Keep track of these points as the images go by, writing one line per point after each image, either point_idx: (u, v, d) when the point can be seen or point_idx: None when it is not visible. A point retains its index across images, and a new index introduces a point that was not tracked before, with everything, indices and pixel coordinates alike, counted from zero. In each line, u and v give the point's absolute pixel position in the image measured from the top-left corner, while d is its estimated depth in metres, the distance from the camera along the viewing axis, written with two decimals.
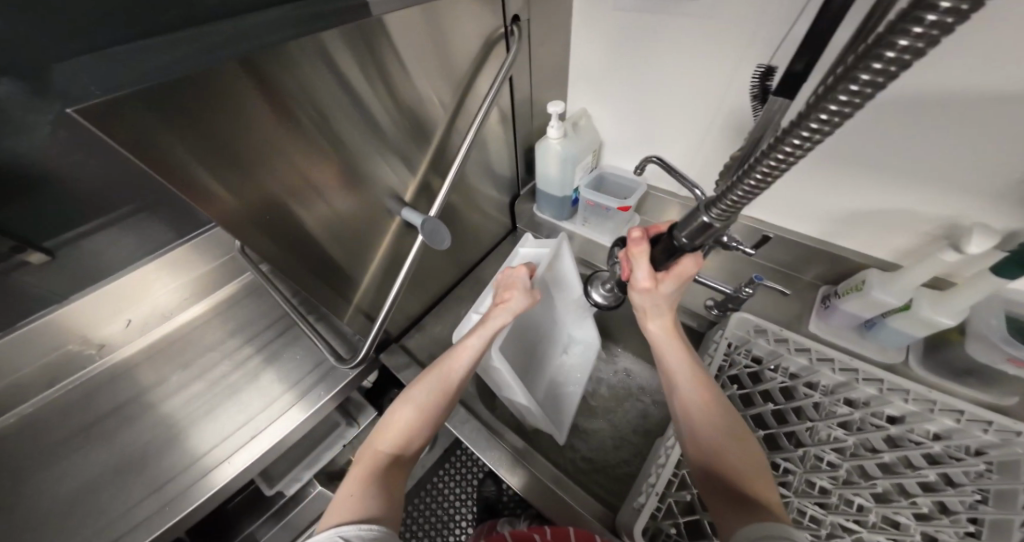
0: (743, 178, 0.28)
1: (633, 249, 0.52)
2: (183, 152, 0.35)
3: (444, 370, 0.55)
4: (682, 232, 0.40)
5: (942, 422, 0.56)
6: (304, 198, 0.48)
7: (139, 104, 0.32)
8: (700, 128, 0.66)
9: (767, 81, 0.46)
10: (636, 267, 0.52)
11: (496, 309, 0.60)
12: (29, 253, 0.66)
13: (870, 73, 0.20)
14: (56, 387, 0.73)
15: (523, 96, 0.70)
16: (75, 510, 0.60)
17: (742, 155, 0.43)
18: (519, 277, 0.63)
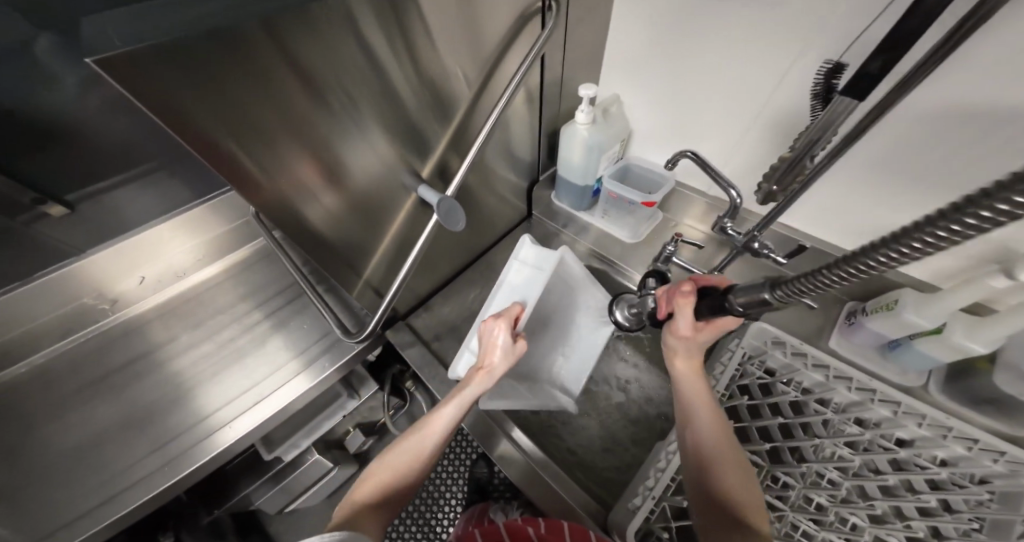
0: (829, 271, 0.27)
1: (679, 298, 0.49)
2: (202, 109, 0.34)
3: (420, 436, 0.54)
4: (739, 297, 0.36)
5: (952, 449, 0.53)
6: (305, 187, 0.46)
7: (152, 56, 0.29)
8: (739, 125, 0.63)
9: (834, 79, 0.40)
10: (679, 316, 0.50)
11: (476, 375, 0.55)
12: (50, 206, 0.66)
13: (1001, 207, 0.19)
14: (69, 339, 0.74)
15: (554, 77, 0.67)
16: (83, 459, 0.62)
17: (795, 157, 0.41)
18: (498, 335, 0.56)
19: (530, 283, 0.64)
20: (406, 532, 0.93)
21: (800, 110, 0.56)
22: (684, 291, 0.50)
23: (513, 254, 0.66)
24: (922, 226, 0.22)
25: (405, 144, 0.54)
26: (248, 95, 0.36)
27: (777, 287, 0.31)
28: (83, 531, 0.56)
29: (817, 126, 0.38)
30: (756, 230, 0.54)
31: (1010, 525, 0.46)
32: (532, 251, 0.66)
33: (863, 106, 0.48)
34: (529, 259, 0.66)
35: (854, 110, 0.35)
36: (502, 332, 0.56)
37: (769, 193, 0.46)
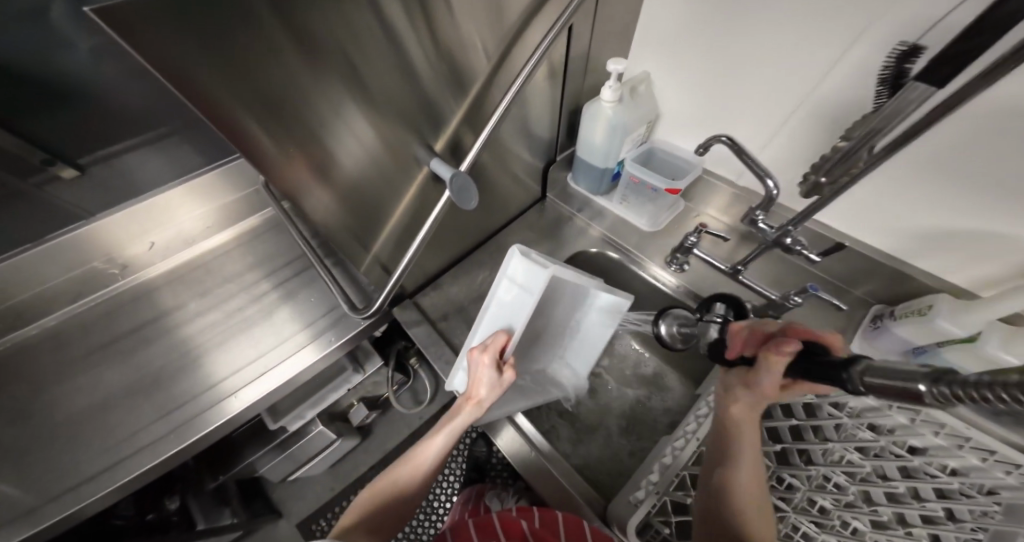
0: (964, 388, 0.21)
1: (768, 354, 0.41)
2: (209, 69, 0.32)
3: (414, 457, 0.58)
4: (864, 374, 0.29)
5: (964, 460, 0.47)
6: (312, 166, 0.45)
7: (154, 11, 0.27)
8: (776, 114, 0.59)
9: (907, 63, 0.37)
10: (763, 372, 0.42)
11: (465, 404, 0.55)
12: (60, 168, 0.67)
13: None
14: (81, 303, 0.74)
15: (580, 51, 0.63)
16: (91, 423, 0.62)
17: (849, 149, 0.39)
18: (483, 370, 0.53)
19: (520, 305, 0.53)
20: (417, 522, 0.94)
21: (847, 99, 0.51)
22: (783, 349, 0.40)
23: (500, 269, 0.53)
24: None
25: (418, 117, 0.51)
26: (254, 61, 0.34)
27: (934, 380, 0.23)
28: (91, 494, 0.57)
29: (884, 115, 0.35)
30: (790, 224, 0.51)
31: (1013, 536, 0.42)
32: (522, 266, 0.52)
33: (935, 95, 0.42)
34: (519, 276, 0.52)
35: (930, 97, 0.33)
36: (487, 368, 0.53)
37: (814, 185, 0.44)
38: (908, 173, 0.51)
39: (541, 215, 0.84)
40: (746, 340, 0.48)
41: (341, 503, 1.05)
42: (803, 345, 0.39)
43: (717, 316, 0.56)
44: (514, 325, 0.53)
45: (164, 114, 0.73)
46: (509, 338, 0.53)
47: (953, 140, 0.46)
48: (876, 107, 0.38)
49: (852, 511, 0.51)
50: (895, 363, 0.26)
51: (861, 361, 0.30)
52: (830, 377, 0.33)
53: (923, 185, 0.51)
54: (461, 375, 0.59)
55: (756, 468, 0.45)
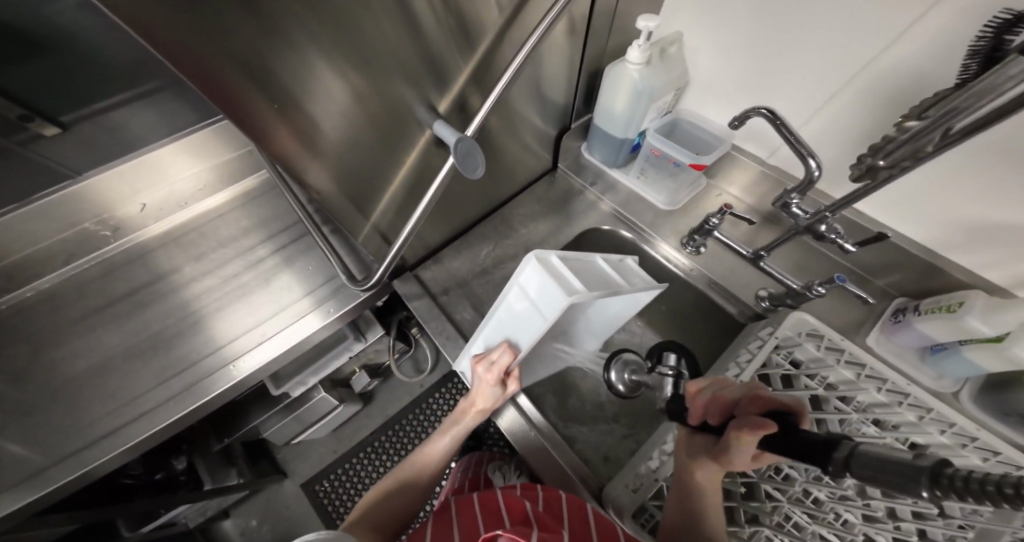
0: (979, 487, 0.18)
1: (737, 435, 0.37)
2: (206, 37, 0.30)
3: (423, 458, 0.60)
4: (838, 455, 0.26)
5: (966, 460, 0.46)
6: (309, 140, 0.42)
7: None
8: (828, 83, 0.53)
9: (1008, 35, 0.32)
10: (734, 451, 0.38)
11: (469, 411, 0.58)
12: (41, 124, 0.62)
13: None
14: (74, 265, 0.71)
15: (605, 5, 0.56)
16: (91, 385, 0.62)
17: (924, 127, 0.34)
18: (486, 388, 0.54)
19: (529, 318, 0.50)
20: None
21: (912, 68, 0.46)
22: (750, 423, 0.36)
23: (513, 276, 0.49)
24: None
25: (421, 73, 0.46)
26: (252, 29, 0.31)
27: (934, 481, 0.20)
28: (94, 458, 0.57)
29: (970, 94, 0.31)
30: (828, 211, 0.47)
31: (999, 534, 0.43)
32: (536, 277, 0.48)
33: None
34: (531, 288, 0.48)
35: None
36: (491, 384, 0.54)
37: (869, 168, 0.40)
38: (961, 159, 0.47)
39: (550, 187, 0.80)
40: (708, 406, 0.43)
41: (345, 465, 1.08)
42: (774, 429, 0.34)
43: (670, 368, 0.49)
44: (521, 344, 0.51)
45: (149, 64, 0.68)
46: (514, 357, 0.51)
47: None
48: (964, 83, 0.33)
49: (845, 503, 0.51)
50: (871, 450, 0.24)
51: (830, 443, 0.27)
52: (807, 455, 0.29)
53: (977, 172, 0.47)
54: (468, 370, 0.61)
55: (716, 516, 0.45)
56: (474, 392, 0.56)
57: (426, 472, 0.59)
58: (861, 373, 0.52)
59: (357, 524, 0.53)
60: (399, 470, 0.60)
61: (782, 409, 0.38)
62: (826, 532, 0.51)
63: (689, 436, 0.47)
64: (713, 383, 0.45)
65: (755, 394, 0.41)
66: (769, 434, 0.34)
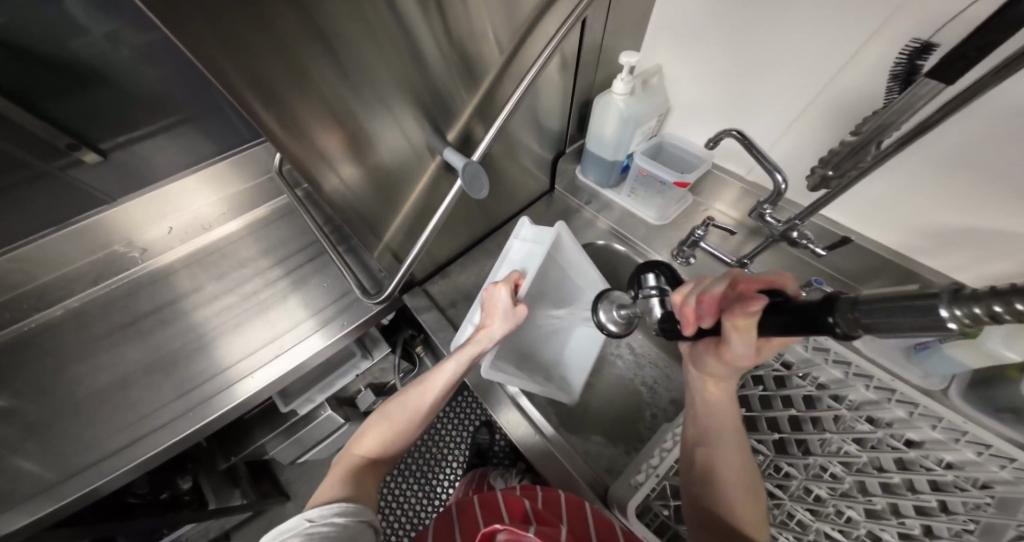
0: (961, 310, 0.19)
1: (734, 322, 0.37)
2: (224, 53, 0.33)
3: (423, 386, 0.55)
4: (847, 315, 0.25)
5: (961, 454, 0.49)
6: (328, 158, 0.46)
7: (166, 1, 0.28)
8: (794, 105, 0.59)
9: (919, 60, 0.38)
10: (733, 343, 0.39)
11: (475, 336, 0.56)
12: (83, 152, 0.67)
13: None
14: (102, 285, 0.75)
15: (593, 43, 0.63)
16: (112, 398, 0.65)
17: (863, 141, 0.39)
18: (499, 297, 0.56)
19: (529, 255, 0.63)
20: (406, 485, 1.01)
21: (863, 91, 0.51)
22: (743, 309, 0.37)
23: (513, 233, 0.66)
24: None
25: (430, 106, 0.52)
26: (266, 49, 0.35)
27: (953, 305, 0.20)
28: (110, 470, 0.59)
29: (894, 110, 0.36)
30: (797, 218, 0.52)
31: (1002, 529, 0.43)
32: (531, 231, 0.66)
33: (948, 90, 0.42)
34: (526, 235, 0.65)
35: (939, 93, 0.33)
36: (502, 293, 0.56)
37: (821, 178, 0.44)
38: (917, 170, 0.52)
39: (548, 207, 0.85)
40: (699, 311, 0.43)
41: None
42: (766, 304, 0.34)
43: (652, 288, 0.52)
44: (528, 269, 0.61)
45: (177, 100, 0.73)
46: (522, 275, 0.60)
47: (965, 144, 0.47)
48: (890, 101, 0.39)
49: (847, 500, 0.53)
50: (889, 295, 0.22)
51: (846, 301, 0.25)
52: (806, 322, 0.28)
53: (933, 181, 0.52)
54: (467, 330, 0.62)
55: (739, 454, 0.48)
56: (487, 315, 0.57)
57: (427, 402, 0.54)
58: (849, 371, 0.56)
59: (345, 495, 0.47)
60: (398, 411, 0.54)
61: (765, 287, 0.39)
62: (829, 527, 0.54)
63: (695, 347, 0.50)
64: (697, 286, 0.46)
65: (739, 279, 0.41)
66: (763, 309, 0.35)
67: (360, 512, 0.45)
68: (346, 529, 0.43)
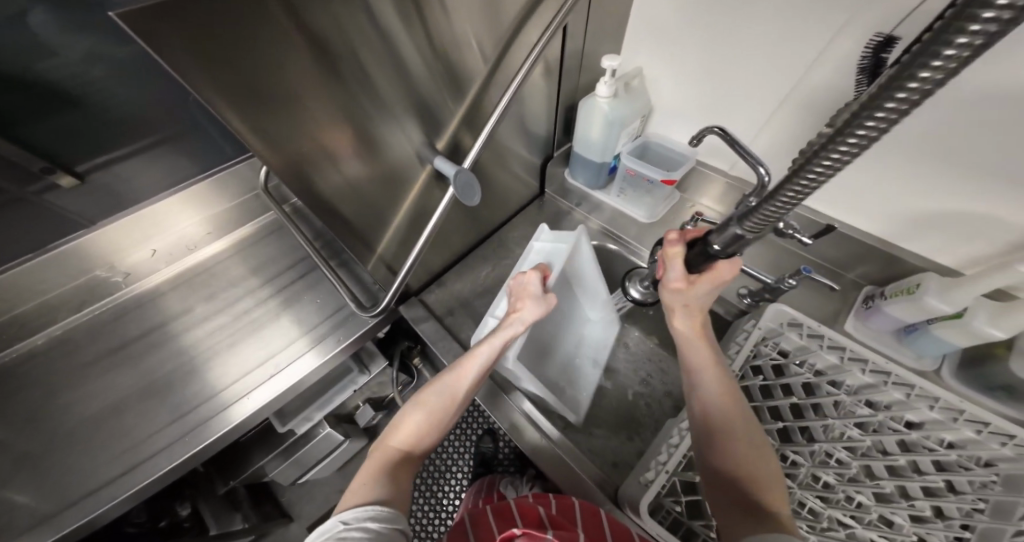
0: (789, 184, 0.33)
1: (669, 249, 0.56)
2: (206, 67, 0.32)
3: (453, 376, 0.56)
4: (716, 239, 0.47)
5: (961, 433, 0.51)
6: (322, 166, 0.46)
7: (148, 16, 0.27)
8: (769, 101, 0.60)
9: (883, 53, 0.44)
10: (670, 268, 0.56)
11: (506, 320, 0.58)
12: (59, 176, 0.65)
13: (895, 100, 0.24)
14: (85, 311, 0.74)
15: (574, 48, 0.64)
16: (105, 425, 0.64)
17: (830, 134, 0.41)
18: (530, 283, 0.60)
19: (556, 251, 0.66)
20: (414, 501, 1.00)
21: (836, 84, 0.53)
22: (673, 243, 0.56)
23: (531, 239, 0.70)
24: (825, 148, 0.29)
25: (418, 117, 0.52)
26: (246, 63, 0.34)
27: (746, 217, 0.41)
28: (107, 500, 0.57)
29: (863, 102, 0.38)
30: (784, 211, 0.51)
31: (1013, 507, 0.46)
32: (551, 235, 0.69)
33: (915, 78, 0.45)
34: (544, 238, 0.69)
35: None
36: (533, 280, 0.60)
37: None
38: (889, 160, 0.55)
39: (540, 211, 0.86)
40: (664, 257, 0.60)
41: None
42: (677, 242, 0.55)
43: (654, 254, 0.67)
44: (555, 260, 0.65)
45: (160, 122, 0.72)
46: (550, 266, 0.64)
47: (939, 130, 0.49)
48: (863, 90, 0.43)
49: (856, 485, 0.53)
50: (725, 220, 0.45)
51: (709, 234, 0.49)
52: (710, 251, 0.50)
53: (908, 170, 0.53)
54: (489, 324, 0.64)
55: (753, 427, 0.49)
56: (517, 300, 0.60)
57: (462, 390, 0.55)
58: (844, 356, 0.57)
59: (379, 495, 0.46)
60: (433, 398, 0.55)
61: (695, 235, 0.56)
62: (841, 513, 0.53)
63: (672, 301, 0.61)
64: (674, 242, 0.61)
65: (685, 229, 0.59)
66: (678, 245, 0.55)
67: (395, 520, 0.44)
68: (380, 535, 0.42)
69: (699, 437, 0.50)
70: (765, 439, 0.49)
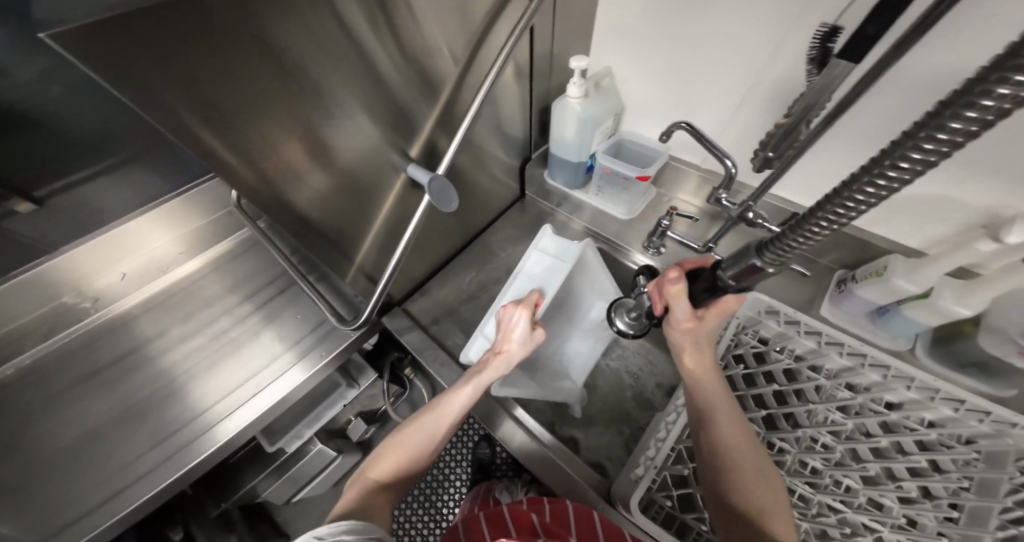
0: (813, 218, 0.28)
1: (669, 288, 0.54)
2: (164, 82, 0.31)
3: (438, 411, 0.56)
4: (727, 271, 0.40)
5: (939, 412, 0.53)
6: (293, 174, 0.46)
7: (102, 33, 0.26)
8: (736, 95, 0.62)
9: (829, 42, 0.42)
10: (674, 307, 0.54)
11: (492, 359, 0.58)
12: (16, 202, 0.63)
13: (951, 128, 0.20)
14: (54, 339, 0.72)
15: (543, 50, 0.65)
16: (80, 456, 0.62)
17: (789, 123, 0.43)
18: (515, 320, 0.59)
19: (554, 271, 0.68)
20: (412, 512, 0.99)
21: (796, 76, 0.55)
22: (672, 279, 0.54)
23: (533, 243, 0.71)
24: (862, 174, 0.25)
25: (391, 124, 0.52)
26: (208, 75, 0.33)
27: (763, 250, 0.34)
28: (89, 530, 0.56)
29: (816, 90, 0.39)
30: (750, 199, 0.54)
31: (997, 483, 0.48)
32: (553, 241, 0.71)
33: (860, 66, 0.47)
34: (548, 248, 0.70)
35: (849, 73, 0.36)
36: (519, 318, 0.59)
37: (765, 159, 0.48)
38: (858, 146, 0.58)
39: (522, 214, 0.87)
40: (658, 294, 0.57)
41: None
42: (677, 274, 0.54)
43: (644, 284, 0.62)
44: (547, 286, 0.67)
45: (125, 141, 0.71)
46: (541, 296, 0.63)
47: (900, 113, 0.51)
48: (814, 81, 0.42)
49: (843, 469, 0.55)
50: (741, 250, 0.37)
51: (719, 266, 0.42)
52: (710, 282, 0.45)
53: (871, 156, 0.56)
54: (478, 343, 0.65)
55: (760, 461, 0.48)
56: (501, 339, 0.59)
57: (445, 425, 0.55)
58: (822, 341, 0.59)
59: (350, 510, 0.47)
60: (416, 434, 0.55)
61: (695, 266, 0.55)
62: (830, 498, 0.54)
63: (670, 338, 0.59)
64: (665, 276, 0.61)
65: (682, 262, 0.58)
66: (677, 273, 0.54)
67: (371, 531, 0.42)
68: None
69: (711, 481, 0.49)
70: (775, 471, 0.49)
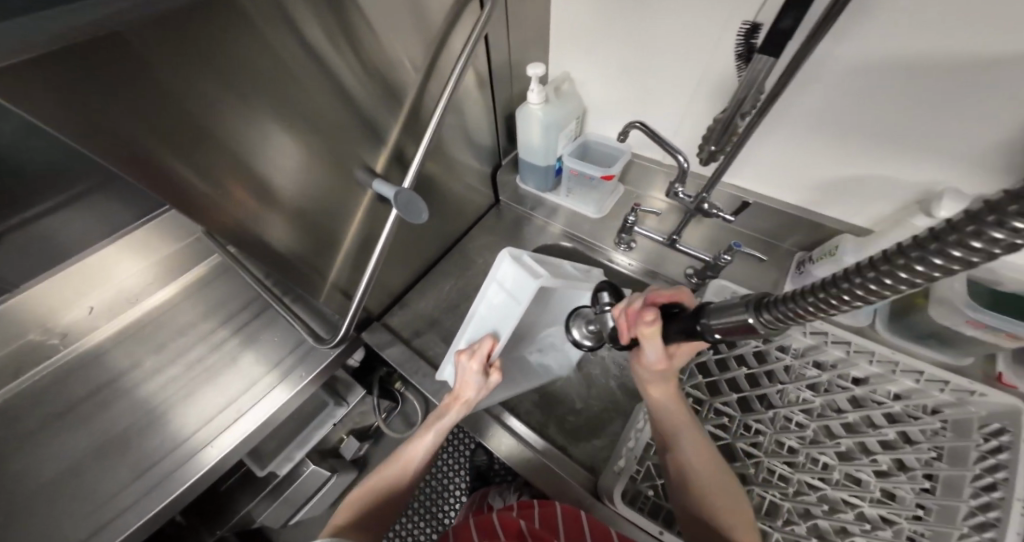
0: (802, 301, 0.25)
1: (643, 330, 0.47)
2: (115, 111, 0.31)
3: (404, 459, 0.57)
4: (716, 323, 0.34)
5: (902, 384, 0.56)
6: (260, 194, 0.46)
7: (51, 68, 0.26)
8: (689, 92, 0.65)
9: (752, 38, 0.46)
10: (649, 347, 0.49)
11: (452, 405, 0.57)
12: None
13: (963, 250, 0.18)
14: (23, 378, 0.70)
15: (501, 58, 0.67)
16: (54, 497, 0.60)
17: (726, 117, 0.46)
18: (471, 373, 0.56)
19: (507, 311, 0.59)
20: (413, 524, 1.00)
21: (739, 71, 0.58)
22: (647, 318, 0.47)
23: (491, 274, 0.60)
24: (867, 272, 0.21)
25: (359, 138, 0.54)
26: (165, 101, 0.33)
27: (762, 309, 0.29)
28: None
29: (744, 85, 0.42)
30: (704, 192, 0.57)
31: (965, 451, 0.51)
32: (511, 271, 0.59)
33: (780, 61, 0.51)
34: (507, 281, 0.59)
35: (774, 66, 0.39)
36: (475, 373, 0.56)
37: (709, 154, 0.50)
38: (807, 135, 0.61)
39: (499, 219, 0.89)
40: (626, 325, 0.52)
41: None
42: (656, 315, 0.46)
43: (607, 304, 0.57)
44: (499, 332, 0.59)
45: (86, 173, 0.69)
46: (495, 340, 0.58)
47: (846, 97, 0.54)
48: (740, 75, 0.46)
49: (817, 446, 0.57)
50: (737, 300, 0.32)
51: (707, 309, 0.35)
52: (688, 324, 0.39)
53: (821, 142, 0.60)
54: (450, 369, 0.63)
55: (722, 486, 0.49)
56: (459, 385, 0.58)
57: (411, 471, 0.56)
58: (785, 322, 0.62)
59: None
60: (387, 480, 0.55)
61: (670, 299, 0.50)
62: (808, 476, 0.56)
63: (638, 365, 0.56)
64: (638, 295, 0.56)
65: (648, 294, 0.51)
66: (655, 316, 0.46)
67: None
68: None
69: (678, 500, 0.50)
70: (738, 490, 0.49)
